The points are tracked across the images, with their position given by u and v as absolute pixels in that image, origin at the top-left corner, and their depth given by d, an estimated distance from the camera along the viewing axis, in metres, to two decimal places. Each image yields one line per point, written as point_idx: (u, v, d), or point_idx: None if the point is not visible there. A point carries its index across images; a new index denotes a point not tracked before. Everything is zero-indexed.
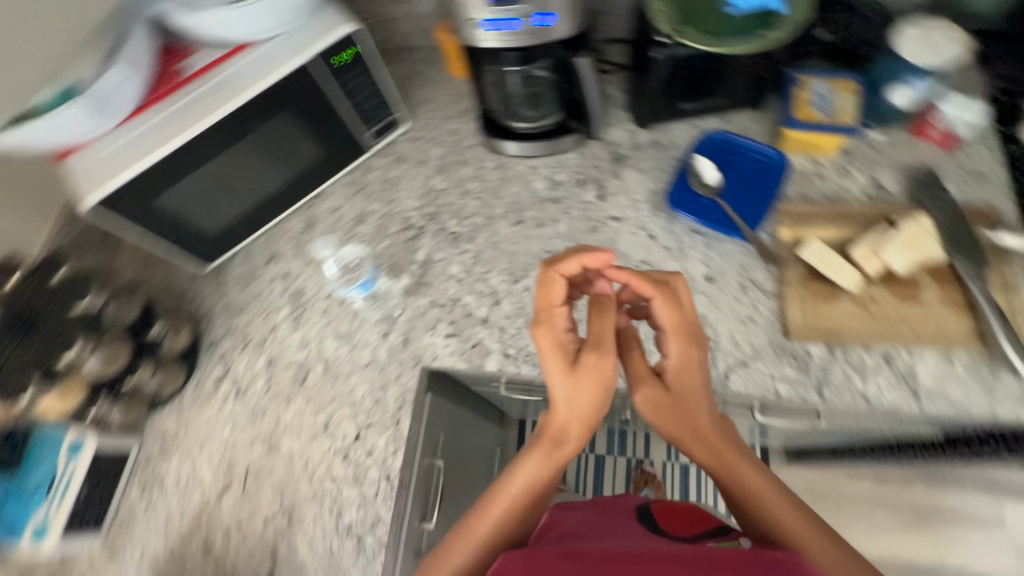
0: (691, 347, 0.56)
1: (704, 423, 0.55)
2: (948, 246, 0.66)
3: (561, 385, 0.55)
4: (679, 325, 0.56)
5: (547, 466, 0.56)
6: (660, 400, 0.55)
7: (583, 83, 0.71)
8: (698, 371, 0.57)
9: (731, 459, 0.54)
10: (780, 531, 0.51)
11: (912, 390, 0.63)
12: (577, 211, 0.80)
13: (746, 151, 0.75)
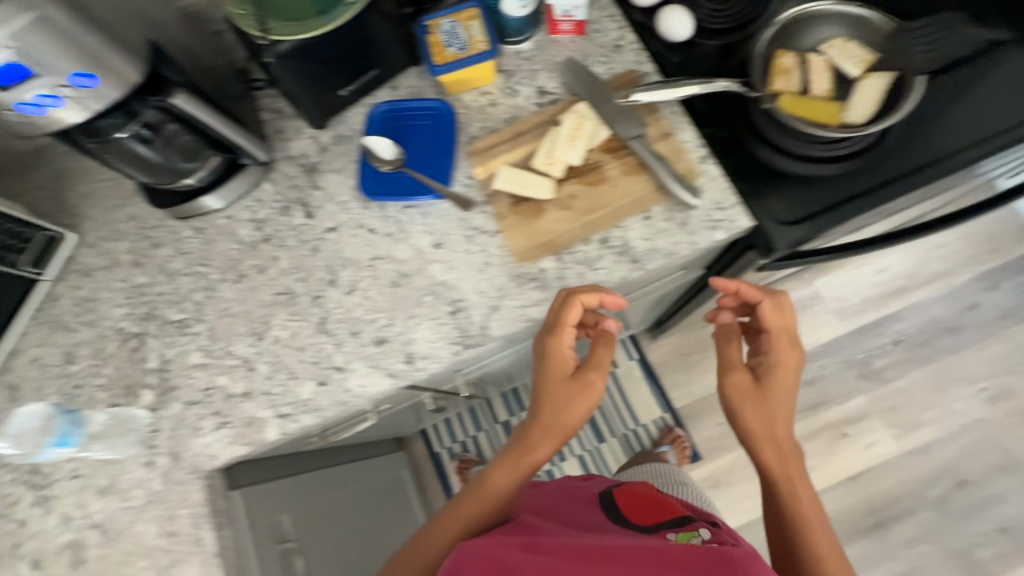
0: (785, 362, 0.67)
1: (761, 435, 0.65)
2: (609, 120, 0.70)
3: (544, 411, 0.62)
4: (789, 340, 0.67)
5: (511, 478, 0.62)
6: (747, 391, 0.65)
7: (201, 120, 0.62)
8: (793, 370, 0.67)
9: (764, 429, 0.65)
10: (792, 534, 0.64)
11: (633, 259, 0.68)
12: (293, 240, 0.75)
13: (413, 111, 0.74)
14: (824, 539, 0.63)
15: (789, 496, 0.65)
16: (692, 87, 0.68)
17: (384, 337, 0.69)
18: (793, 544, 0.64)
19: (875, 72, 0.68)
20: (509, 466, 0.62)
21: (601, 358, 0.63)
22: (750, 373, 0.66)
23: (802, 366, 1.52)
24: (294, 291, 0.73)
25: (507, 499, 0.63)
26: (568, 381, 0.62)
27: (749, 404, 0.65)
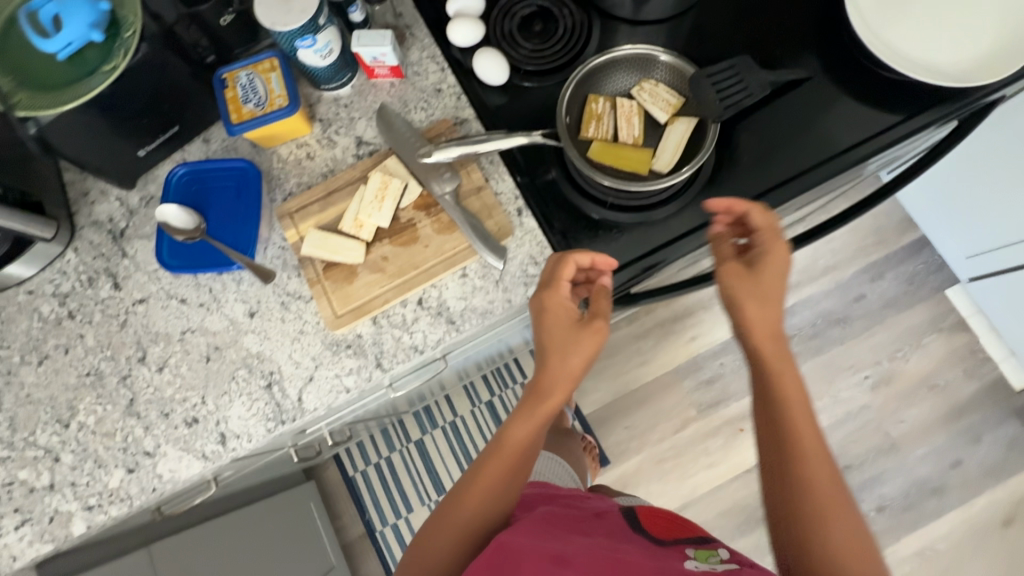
0: (777, 257, 0.58)
1: (755, 332, 0.57)
2: (420, 176, 0.68)
3: (555, 359, 0.59)
4: (760, 281, 0.57)
5: (528, 431, 0.60)
6: (740, 277, 0.58)
7: None
8: (771, 267, 0.58)
9: (786, 372, 0.55)
10: (810, 471, 0.52)
11: (449, 319, 0.67)
12: (98, 314, 0.70)
13: (214, 172, 0.69)
14: (822, 487, 0.51)
15: (791, 432, 0.53)
16: (500, 141, 0.66)
17: (196, 416, 0.66)
18: (813, 492, 0.51)
19: (679, 117, 0.68)
20: (527, 419, 0.60)
21: (599, 307, 0.60)
22: (738, 273, 0.58)
23: (702, 366, 1.57)
24: (101, 371, 0.68)
25: (516, 464, 0.60)
26: (575, 327, 0.59)
27: (750, 286, 0.57)
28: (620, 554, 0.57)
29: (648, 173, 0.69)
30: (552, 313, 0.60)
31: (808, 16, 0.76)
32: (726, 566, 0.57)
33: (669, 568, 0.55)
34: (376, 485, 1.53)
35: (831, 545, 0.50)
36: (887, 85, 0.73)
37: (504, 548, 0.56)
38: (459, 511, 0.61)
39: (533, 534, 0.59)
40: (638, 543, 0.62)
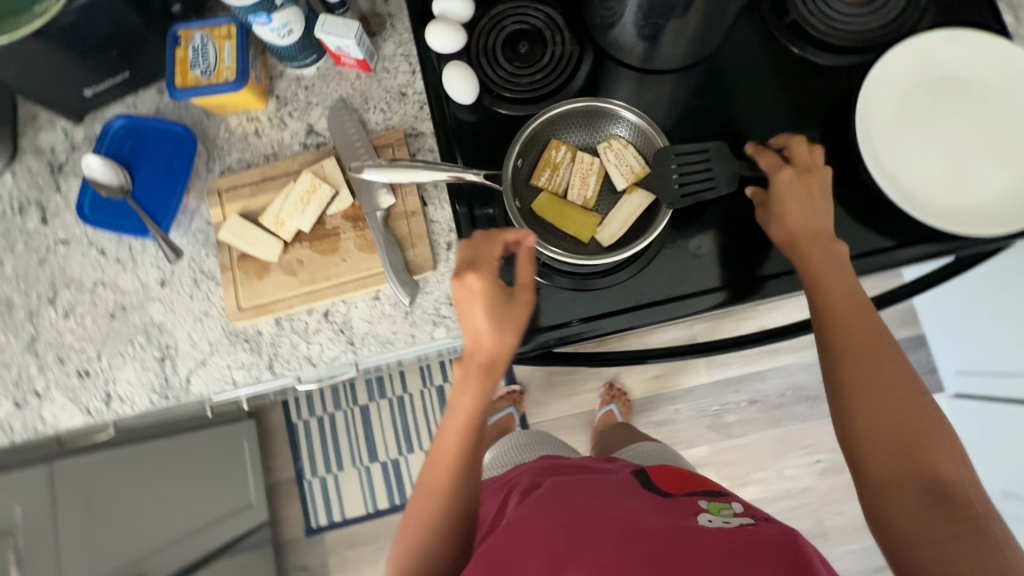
0: (825, 234, 0.60)
1: (828, 289, 0.58)
2: (353, 186, 0.65)
3: (486, 333, 0.56)
4: (817, 196, 0.61)
5: (471, 401, 0.58)
6: (795, 179, 0.61)
7: None
8: (815, 206, 0.60)
9: (856, 337, 0.56)
10: (869, 440, 0.52)
11: (349, 340, 0.66)
12: (21, 244, 0.70)
13: (155, 131, 0.68)
14: (899, 422, 0.52)
15: (879, 371, 0.54)
16: (437, 171, 0.61)
17: (88, 370, 0.67)
18: (893, 432, 0.52)
19: (638, 188, 0.65)
20: (466, 388, 0.58)
21: (522, 278, 0.58)
22: (802, 242, 0.60)
23: (656, 407, 1.54)
24: (11, 302, 0.69)
25: (468, 440, 0.59)
26: (506, 300, 0.57)
27: (796, 198, 0.60)
28: (626, 513, 0.55)
29: (590, 240, 0.65)
30: (478, 290, 0.56)
31: (818, 105, 0.68)
32: (741, 520, 0.55)
33: (681, 522, 0.53)
34: (315, 437, 1.57)
35: (917, 471, 0.50)
36: (882, 204, 0.66)
37: (512, 529, 0.55)
38: (436, 483, 0.60)
39: (541, 509, 0.57)
40: (647, 502, 0.59)
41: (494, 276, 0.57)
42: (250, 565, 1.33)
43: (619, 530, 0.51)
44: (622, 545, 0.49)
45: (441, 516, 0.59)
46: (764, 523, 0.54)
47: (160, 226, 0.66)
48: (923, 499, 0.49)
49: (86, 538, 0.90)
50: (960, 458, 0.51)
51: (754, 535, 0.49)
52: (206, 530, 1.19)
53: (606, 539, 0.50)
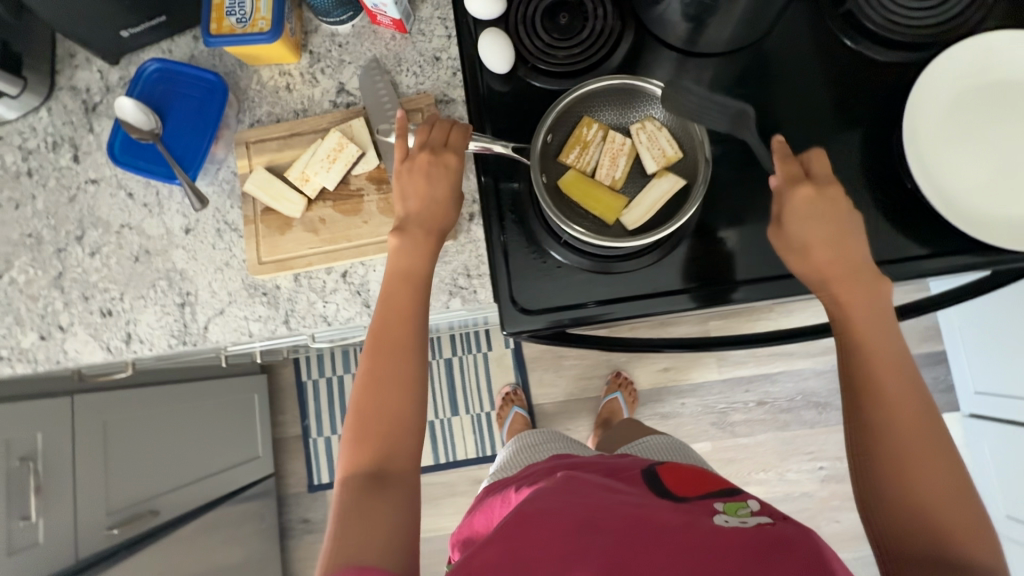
0: (869, 268, 0.59)
1: (865, 346, 0.57)
2: (380, 148, 0.65)
3: (423, 192, 0.61)
4: (842, 227, 0.58)
5: (413, 260, 0.60)
6: (813, 200, 0.58)
7: None
8: (844, 239, 0.59)
9: (907, 405, 0.54)
10: (899, 507, 0.52)
11: (365, 302, 0.66)
12: (53, 181, 0.72)
13: (186, 78, 0.68)
14: (935, 494, 0.52)
15: (921, 443, 0.53)
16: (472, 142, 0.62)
17: (111, 309, 0.69)
18: (920, 508, 0.51)
19: (670, 173, 0.63)
20: (406, 249, 0.60)
21: (455, 142, 0.62)
22: (840, 280, 0.58)
23: (663, 399, 1.53)
24: (41, 237, 0.71)
25: (412, 313, 0.60)
26: (443, 154, 0.61)
27: (819, 220, 0.58)
28: (649, 511, 0.52)
29: (615, 222, 0.63)
30: (420, 161, 0.61)
31: (866, 101, 0.65)
32: (759, 520, 0.52)
33: (699, 522, 0.50)
34: (323, 397, 1.60)
35: (945, 546, 0.50)
36: (921, 209, 0.63)
37: (527, 520, 0.51)
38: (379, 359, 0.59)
39: (557, 503, 0.54)
40: (666, 501, 0.56)
41: (440, 152, 0.61)
42: (254, 513, 1.38)
43: (646, 529, 0.49)
44: (649, 545, 0.47)
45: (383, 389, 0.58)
46: (783, 522, 0.51)
47: (187, 173, 0.66)
48: (949, 574, 0.48)
49: (100, 471, 0.94)
50: (986, 539, 0.50)
51: (773, 539, 0.46)
52: (214, 476, 1.23)
53: (630, 538, 0.48)
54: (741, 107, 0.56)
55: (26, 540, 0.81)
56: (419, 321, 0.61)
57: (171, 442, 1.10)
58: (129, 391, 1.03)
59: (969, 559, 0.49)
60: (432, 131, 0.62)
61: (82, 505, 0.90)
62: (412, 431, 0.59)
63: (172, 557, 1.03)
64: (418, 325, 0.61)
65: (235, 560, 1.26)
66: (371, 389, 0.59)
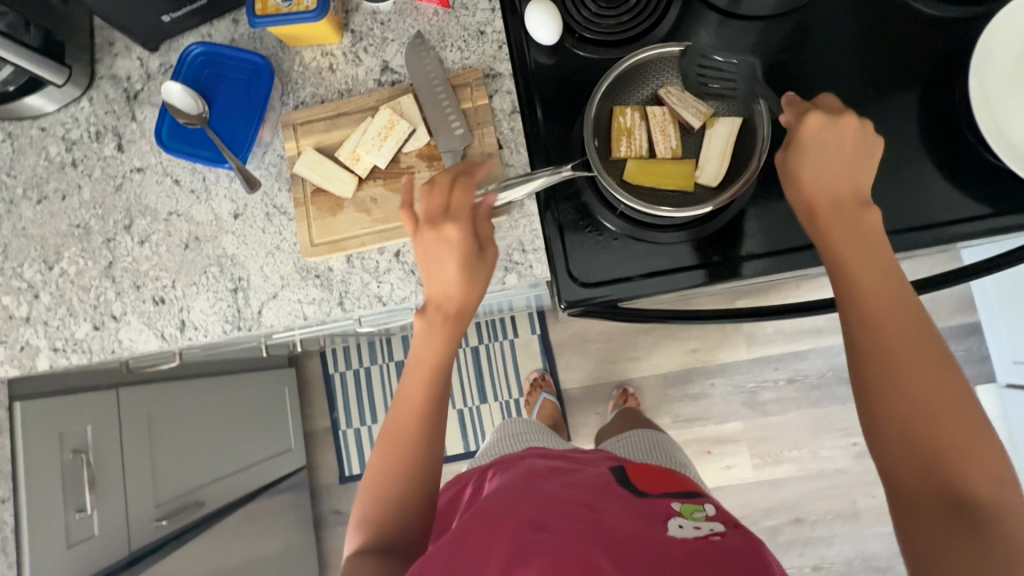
0: (857, 198, 0.54)
1: (857, 266, 0.51)
2: (430, 124, 0.64)
3: (453, 287, 0.57)
4: (850, 154, 0.54)
5: (441, 345, 0.58)
6: (819, 131, 0.54)
7: None
8: (842, 164, 0.54)
9: (894, 331, 0.49)
10: (890, 440, 0.47)
11: (419, 281, 0.65)
12: (98, 171, 0.71)
13: (229, 61, 0.67)
14: (933, 423, 0.46)
15: (916, 373, 0.47)
16: (520, 186, 0.58)
17: (163, 297, 0.68)
18: (913, 441, 0.46)
19: (720, 118, 0.61)
20: (438, 337, 0.58)
21: (486, 233, 0.57)
22: (824, 211, 0.54)
23: (692, 380, 1.52)
24: (89, 227, 0.71)
25: (428, 415, 0.60)
26: (476, 255, 0.56)
27: (822, 156, 0.54)
28: (598, 513, 0.58)
29: (695, 188, 0.61)
30: (452, 244, 0.55)
31: (923, 59, 0.64)
32: (712, 526, 0.57)
33: (658, 534, 0.55)
34: (351, 389, 1.60)
35: (944, 480, 0.45)
36: (984, 166, 0.62)
37: (485, 519, 0.56)
38: (392, 455, 0.60)
39: (512, 504, 0.59)
40: (621, 498, 0.62)
41: (468, 231, 0.56)
42: (289, 505, 1.38)
43: (596, 532, 0.54)
44: (590, 545, 0.52)
45: (397, 485, 0.59)
46: (732, 531, 0.57)
47: (238, 157, 0.65)
48: (942, 511, 0.44)
49: (147, 463, 0.95)
50: (994, 473, 0.45)
51: (722, 553, 0.52)
52: (252, 468, 1.23)
53: (576, 538, 0.53)
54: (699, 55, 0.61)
55: (82, 532, 0.82)
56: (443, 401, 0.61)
57: (210, 434, 1.10)
58: (169, 384, 1.03)
59: (967, 496, 0.44)
60: (468, 205, 0.56)
61: (132, 497, 0.91)
62: (416, 532, 0.59)
63: (218, 547, 1.04)
64: (434, 433, 0.60)
65: (274, 551, 1.26)
66: (382, 487, 0.59)
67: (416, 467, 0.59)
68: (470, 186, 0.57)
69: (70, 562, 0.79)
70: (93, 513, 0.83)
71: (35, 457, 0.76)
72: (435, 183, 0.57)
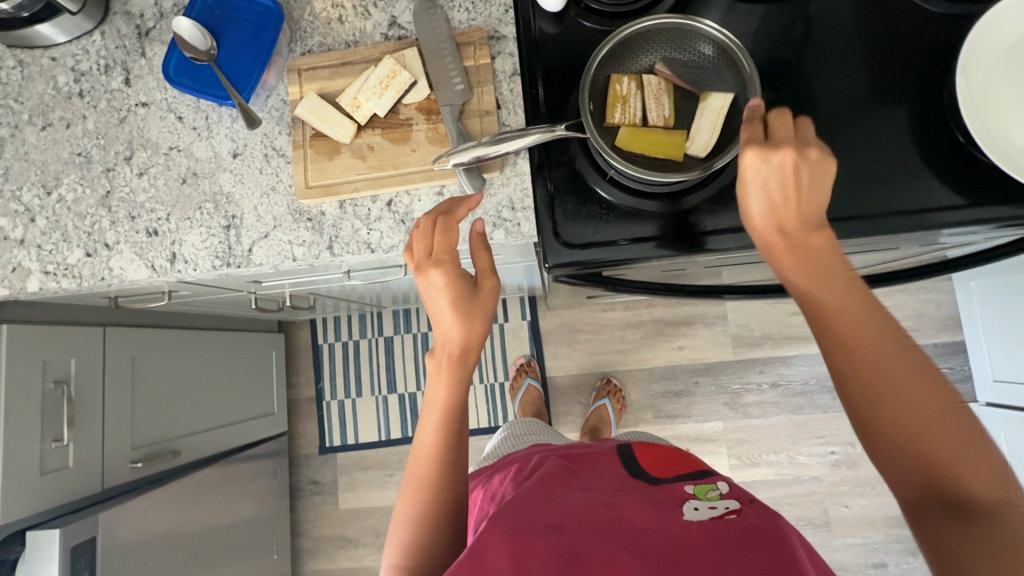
0: (806, 220, 0.50)
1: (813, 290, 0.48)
2: (431, 78, 0.65)
3: (454, 328, 0.56)
4: (791, 187, 0.49)
5: (454, 386, 0.58)
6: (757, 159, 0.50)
7: None
8: (782, 191, 0.50)
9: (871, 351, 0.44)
10: (889, 463, 0.43)
11: (409, 231, 0.67)
12: (104, 103, 0.73)
13: (242, 6, 0.70)
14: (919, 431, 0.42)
15: (896, 389, 0.43)
16: (514, 138, 0.59)
17: (157, 229, 0.70)
18: (913, 460, 0.42)
19: (714, 92, 0.62)
20: (447, 378, 0.58)
21: (482, 266, 0.58)
22: (774, 242, 0.50)
23: (677, 377, 1.53)
24: (90, 156, 0.72)
25: (442, 462, 0.59)
26: (471, 291, 0.56)
27: (761, 188, 0.50)
28: (617, 513, 0.58)
29: (683, 158, 0.63)
30: (442, 286, 0.55)
31: (913, 54, 0.66)
32: (727, 505, 0.59)
33: (673, 520, 0.56)
34: (338, 361, 1.60)
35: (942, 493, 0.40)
36: (966, 160, 0.64)
37: (501, 521, 0.56)
38: (412, 509, 0.59)
39: (527, 508, 0.59)
40: (636, 495, 0.63)
41: (458, 267, 0.56)
42: (268, 469, 1.38)
43: (616, 532, 0.55)
44: (613, 544, 0.53)
45: (420, 538, 0.58)
46: (748, 509, 0.58)
47: (241, 95, 0.67)
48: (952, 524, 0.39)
49: (127, 405, 0.95)
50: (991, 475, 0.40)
51: (740, 529, 0.53)
52: (232, 426, 1.24)
53: (595, 537, 0.54)
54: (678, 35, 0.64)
55: (56, 462, 0.82)
56: (463, 430, 0.61)
57: (192, 386, 1.11)
58: (155, 330, 1.04)
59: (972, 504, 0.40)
60: (452, 245, 0.57)
61: (109, 435, 0.91)
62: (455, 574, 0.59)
63: (191, 496, 1.04)
64: (451, 482, 0.60)
65: (247, 512, 1.26)
66: (410, 534, 0.58)
67: (437, 517, 0.58)
68: (451, 225, 0.58)
69: (41, 490, 0.80)
70: (69, 445, 0.84)
71: (18, 381, 0.77)
72: (418, 227, 0.57)
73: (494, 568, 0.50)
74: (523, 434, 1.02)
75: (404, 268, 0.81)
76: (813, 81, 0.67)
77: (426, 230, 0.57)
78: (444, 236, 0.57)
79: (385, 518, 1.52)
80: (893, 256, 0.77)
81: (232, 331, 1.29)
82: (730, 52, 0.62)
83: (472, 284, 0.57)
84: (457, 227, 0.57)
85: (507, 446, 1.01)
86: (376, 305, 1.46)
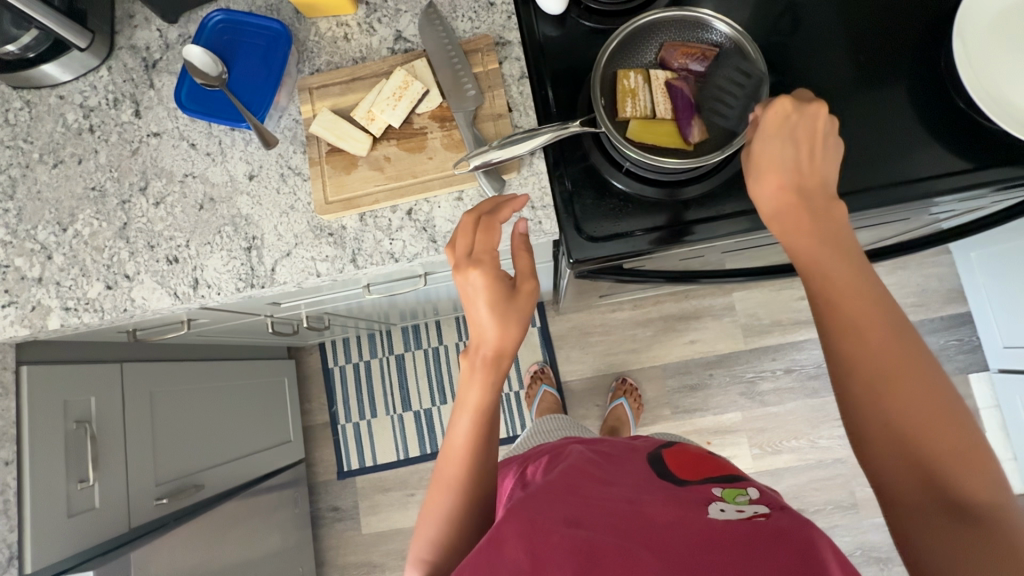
0: (824, 190, 0.51)
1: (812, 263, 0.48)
2: (443, 86, 0.66)
3: (491, 329, 0.55)
4: (817, 144, 0.51)
5: (484, 391, 0.57)
6: (783, 119, 0.52)
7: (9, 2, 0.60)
8: (801, 151, 0.51)
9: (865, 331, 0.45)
10: (876, 440, 0.43)
11: (431, 238, 0.67)
12: (115, 136, 0.73)
13: (251, 30, 0.71)
14: (912, 412, 0.42)
15: (894, 374, 0.43)
16: (529, 141, 0.60)
17: (177, 257, 0.69)
18: (905, 445, 0.42)
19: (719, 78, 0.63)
20: (482, 383, 0.57)
21: (522, 268, 0.57)
22: (790, 204, 0.50)
23: (690, 371, 1.53)
24: (104, 190, 0.72)
25: (473, 459, 0.58)
26: (509, 292, 0.55)
27: (787, 141, 0.51)
28: (637, 510, 0.55)
29: (694, 145, 0.64)
30: (480, 286, 0.54)
31: (906, 30, 0.69)
32: (757, 509, 0.55)
33: (698, 517, 0.53)
34: (351, 384, 1.59)
35: (937, 483, 0.40)
36: (968, 125, 0.66)
37: (518, 514, 0.55)
38: (442, 505, 0.58)
39: (547, 502, 0.58)
40: (660, 491, 0.60)
41: (500, 268, 0.56)
42: (289, 498, 1.35)
43: (636, 529, 0.52)
44: (631, 541, 0.51)
45: (447, 533, 0.57)
46: (777, 513, 0.54)
47: (255, 116, 0.67)
48: (942, 514, 0.40)
49: (149, 441, 0.93)
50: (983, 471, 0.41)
51: (769, 531, 0.50)
52: (252, 456, 1.22)
53: (614, 533, 0.52)
54: (675, 17, 0.65)
55: (82, 503, 0.81)
56: (494, 432, 0.60)
57: (210, 417, 1.09)
58: (170, 364, 1.03)
59: (966, 501, 0.40)
60: (493, 245, 0.56)
61: (132, 473, 0.89)
62: None
63: (216, 531, 1.01)
64: (482, 478, 0.59)
65: (272, 544, 1.23)
66: (438, 531, 0.58)
67: (466, 517, 0.58)
68: (492, 225, 0.57)
69: (66, 533, 0.77)
70: (94, 486, 0.82)
71: (39, 423, 0.76)
72: (459, 226, 0.57)
73: (509, 560, 0.49)
74: (552, 430, 1.02)
75: (423, 278, 0.82)
76: (810, 62, 0.69)
77: (466, 228, 0.57)
78: (484, 236, 0.56)
79: (410, 539, 1.50)
80: (900, 227, 0.79)
81: (245, 360, 1.28)
82: (737, 43, 0.64)
83: (512, 288, 0.56)
84: (499, 227, 0.57)
85: (533, 440, 1.02)
86: (385, 323, 1.45)
